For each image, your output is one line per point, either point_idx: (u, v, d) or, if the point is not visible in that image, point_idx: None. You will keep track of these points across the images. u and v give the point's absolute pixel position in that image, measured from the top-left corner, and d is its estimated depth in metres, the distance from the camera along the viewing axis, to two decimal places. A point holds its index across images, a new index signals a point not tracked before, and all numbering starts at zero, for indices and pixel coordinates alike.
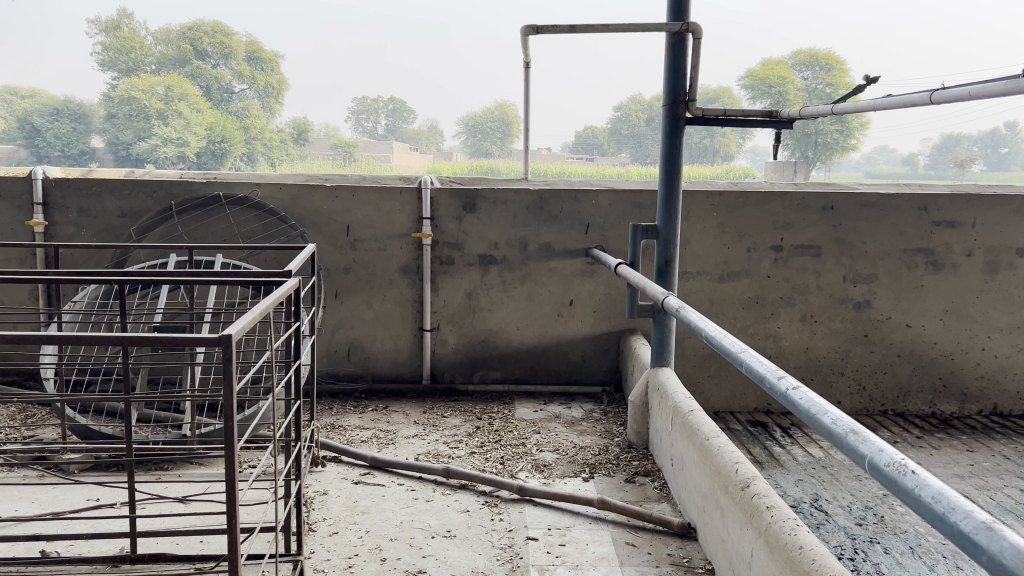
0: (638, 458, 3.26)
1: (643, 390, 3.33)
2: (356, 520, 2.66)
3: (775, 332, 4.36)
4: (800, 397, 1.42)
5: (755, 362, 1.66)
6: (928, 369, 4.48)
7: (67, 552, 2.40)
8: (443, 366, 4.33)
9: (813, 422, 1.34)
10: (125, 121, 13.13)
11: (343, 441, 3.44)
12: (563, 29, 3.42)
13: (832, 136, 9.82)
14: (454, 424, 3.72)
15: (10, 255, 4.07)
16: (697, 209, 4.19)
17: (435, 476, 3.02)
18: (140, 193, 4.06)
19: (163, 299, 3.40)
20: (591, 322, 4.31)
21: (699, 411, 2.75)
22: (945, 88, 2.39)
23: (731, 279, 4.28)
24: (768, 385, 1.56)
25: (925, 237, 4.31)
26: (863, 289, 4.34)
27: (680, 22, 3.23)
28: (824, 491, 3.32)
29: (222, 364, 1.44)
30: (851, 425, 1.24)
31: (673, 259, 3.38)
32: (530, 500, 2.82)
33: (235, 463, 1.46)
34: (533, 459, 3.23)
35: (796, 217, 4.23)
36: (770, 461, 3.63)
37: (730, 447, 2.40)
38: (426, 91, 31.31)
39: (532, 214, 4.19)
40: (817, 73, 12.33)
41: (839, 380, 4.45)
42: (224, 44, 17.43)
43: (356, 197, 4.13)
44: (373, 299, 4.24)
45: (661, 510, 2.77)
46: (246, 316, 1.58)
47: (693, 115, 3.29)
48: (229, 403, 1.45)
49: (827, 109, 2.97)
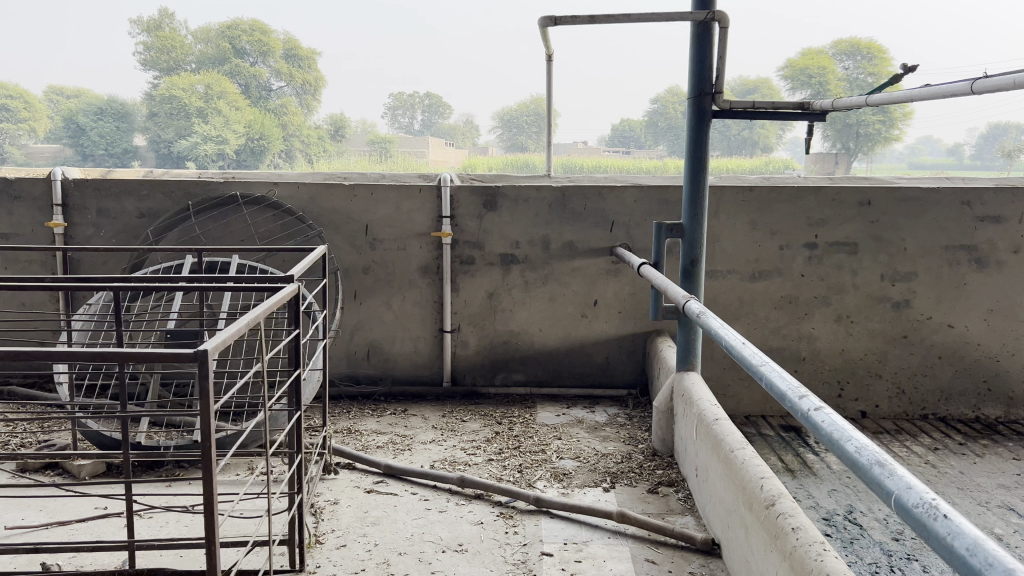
0: (662, 467, 3.12)
1: (668, 395, 3.20)
2: (365, 533, 2.56)
3: (810, 333, 4.19)
4: (822, 420, 1.29)
5: (776, 378, 1.52)
6: (972, 371, 4.26)
7: (67, 565, 2.33)
8: (464, 368, 4.24)
9: (838, 451, 1.20)
10: (166, 119, 13.30)
11: (359, 447, 3.35)
12: (583, 20, 3.29)
13: (875, 127, 9.52)
14: (473, 429, 3.61)
15: (31, 257, 4.05)
16: (726, 205, 4.04)
17: (450, 485, 2.93)
18: (159, 193, 4.01)
19: (177, 302, 3.35)
20: (616, 323, 4.18)
21: (725, 420, 2.62)
22: (987, 77, 2.23)
23: (763, 278, 4.12)
24: (789, 404, 1.42)
25: (968, 234, 4.11)
26: (901, 288, 4.15)
27: (705, 11, 3.09)
28: (859, 502, 3.16)
29: (199, 381, 1.35)
30: (876, 454, 1.11)
31: (699, 259, 3.24)
32: (547, 512, 2.71)
33: (212, 483, 1.38)
34: (553, 467, 3.12)
35: (832, 213, 4.06)
36: (803, 469, 3.47)
37: (756, 460, 2.26)
38: (463, 86, 31.26)
39: (555, 212, 4.07)
40: (859, 61, 12.11)
41: (877, 383, 4.26)
42: (262, 42, 17.11)
43: (375, 196, 4.05)
44: (393, 300, 4.15)
45: (685, 524, 2.63)
46: (229, 328, 1.49)
47: (720, 108, 3.15)
48: (205, 423, 1.37)
49: (861, 100, 2.81)
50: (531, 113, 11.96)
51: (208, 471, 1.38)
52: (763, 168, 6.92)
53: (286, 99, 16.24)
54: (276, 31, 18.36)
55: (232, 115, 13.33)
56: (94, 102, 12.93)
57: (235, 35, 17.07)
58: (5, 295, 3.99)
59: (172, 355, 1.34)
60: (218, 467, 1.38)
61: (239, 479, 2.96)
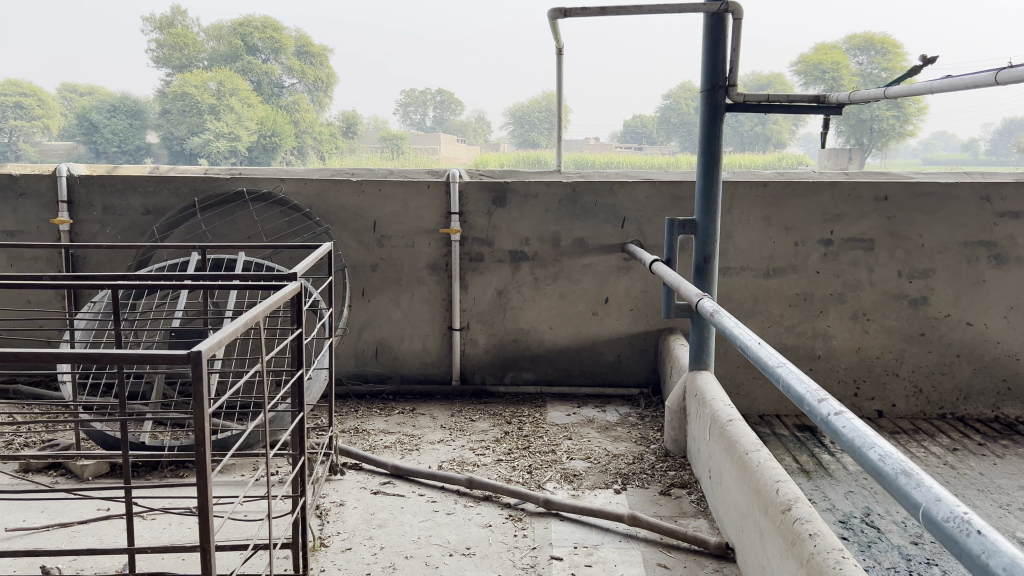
0: (675, 468, 3.06)
1: (680, 395, 3.14)
2: (370, 536, 2.51)
3: (825, 331, 4.11)
4: (843, 426, 1.22)
5: (793, 381, 1.45)
6: (991, 370, 4.18)
7: (68, 569, 2.30)
8: (474, 366, 4.18)
9: (860, 459, 1.14)
10: (178, 117, 13.25)
11: (366, 447, 3.31)
12: (594, 12, 3.23)
13: (888, 124, 9.43)
14: (481, 428, 3.56)
15: (37, 255, 4.02)
16: (739, 200, 3.97)
17: (457, 486, 2.87)
18: (164, 190, 3.97)
19: (182, 301, 3.32)
20: (627, 321, 4.12)
21: (739, 421, 2.55)
22: (1012, 67, 2.17)
23: (777, 276, 4.05)
24: (807, 408, 1.36)
25: (987, 230, 4.03)
26: (919, 285, 4.07)
27: (718, 2, 3.04)
28: (876, 504, 3.08)
29: (192, 385, 1.29)
30: (901, 463, 1.05)
31: (712, 255, 3.16)
32: (557, 514, 2.65)
33: (207, 485, 1.33)
34: (563, 468, 3.06)
35: (847, 209, 3.98)
36: (818, 470, 3.40)
37: (771, 463, 2.20)
38: (474, 84, 31.21)
39: (565, 208, 4.01)
40: (872, 57, 11.96)
41: (894, 382, 4.18)
42: (273, 39, 17.11)
43: (382, 192, 4.00)
44: (401, 297, 4.11)
45: (698, 527, 2.57)
46: (224, 328, 1.43)
47: (734, 101, 3.07)
48: (200, 426, 1.32)
49: (879, 92, 2.73)
50: (545, 110, 11.94)
51: (202, 471, 1.33)
52: (773, 168, 5.70)
53: (298, 95, 16.19)
54: (287, 28, 18.37)
55: (244, 113, 13.20)
56: (108, 100, 13.00)
57: (246, 31, 16.78)
58: (10, 293, 3.96)
59: (164, 357, 1.29)
60: (212, 470, 1.33)
61: (243, 480, 2.92)
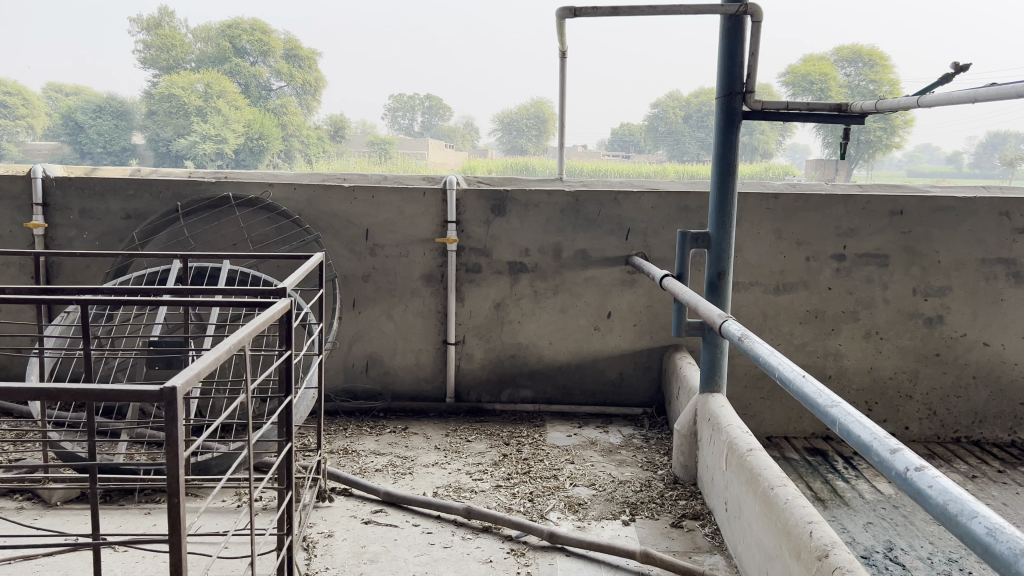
0: (685, 497, 2.88)
1: (690, 418, 2.96)
2: (362, 572, 2.31)
3: (836, 349, 3.96)
4: (929, 486, 1.03)
5: (854, 426, 1.27)
6: (1008, 393, 4.04)
7: None
8: (469, 382, 4.00)
9: (958, 531, 0.95)
10: (165, 118, 12.76)
11: (355, 470, 3.12)
12: (605, 12, 3.07)
13: (878, 135, 9.37)
14: (478, 450, 3.38)
15: (9, 260, 3.81)
16: (750, 214, 3.80)
17: (454, 515, 2.68)
18: (146, 194, 3.78)
19: (162, 312, 3.12)
20: (631, 336, 3.95)
21: (760, 451, 2.37)
22: None
23: (788, 291, 3.89)
24: (877, 459, 1.17)
25: (1006, 246, 3.88)
26: (934, 303, 3.92)
27: (737, 3, 2.88)
28: (898, 537, 2.93)
29: (163, 426, 1.09)
30: (1019, 542, 0.86)
31: (726, 272, 2.99)
32: (562, 549, 2.46)
33: (182, 540, 1.12)
34: (566, 496, 2.87)
35: (861, 223, 3.83)
36: (834, 498, 3.24)
37: (801, 501, 2.01)
38: (461, 91, 31.10)
39: (567, 218, 3.84)
40: (861, 69, 11.85)
41: (907, 404, 4.03)
42: (262, 41, 16.46)
43: (376, 199, 3.82)
44: (394, 309, 3.92)
45: (714, 564, 2.39)
46: (202, 359, 1.23)
47: (752, 108, 2.91)
48: (172, 472, 1.11)
49: (912, 102, 2.56)
50: (530, 117, 12.12)
51: (175, 524, 1.12)
52: (772, 168, 7.55)
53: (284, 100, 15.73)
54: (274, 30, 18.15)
55: (232, 114, 12.89)
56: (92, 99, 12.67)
57: (234, 34, 16.42)
58: None
59: (133, 395, 1.08)
60: (187, 523, 1.12)
61: (226, 508, 2.72)
